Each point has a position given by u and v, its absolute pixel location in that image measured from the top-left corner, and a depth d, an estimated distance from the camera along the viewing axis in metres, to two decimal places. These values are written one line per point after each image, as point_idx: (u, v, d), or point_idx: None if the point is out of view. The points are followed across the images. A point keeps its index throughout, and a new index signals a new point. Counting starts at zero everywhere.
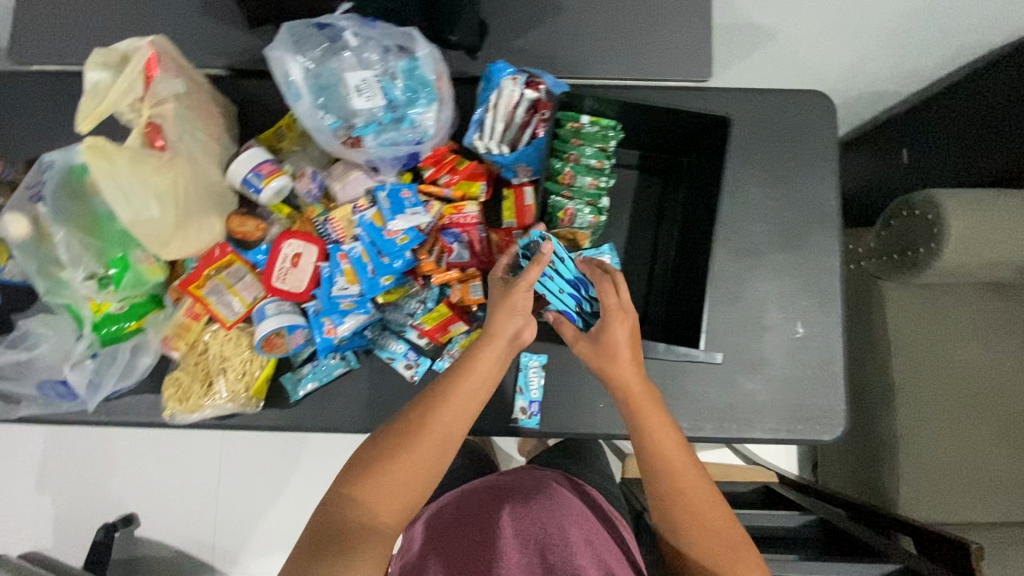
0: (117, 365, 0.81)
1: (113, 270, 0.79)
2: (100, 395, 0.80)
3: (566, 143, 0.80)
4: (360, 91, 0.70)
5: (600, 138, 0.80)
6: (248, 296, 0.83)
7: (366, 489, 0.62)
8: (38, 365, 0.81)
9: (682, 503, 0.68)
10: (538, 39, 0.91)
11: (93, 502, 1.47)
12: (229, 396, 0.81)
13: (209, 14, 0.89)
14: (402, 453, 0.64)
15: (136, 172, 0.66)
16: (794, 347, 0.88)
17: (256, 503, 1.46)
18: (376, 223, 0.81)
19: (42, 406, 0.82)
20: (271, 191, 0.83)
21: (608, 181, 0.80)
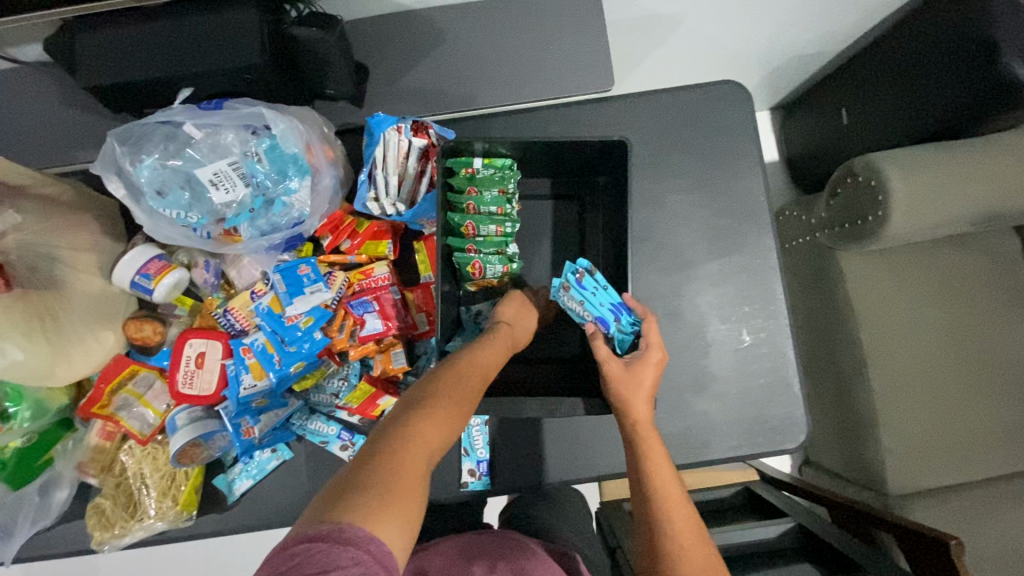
0: (31, 507, 0.76)
1: (8, 406, 0.73)
2: (15, 544, 0.75)
3: (461, 194, 0.74)
4: (217, 185, 0.65)
5: (497, 181, 0.74)
6: (160, 404, 0.79)
7: (426, 429, 0.51)
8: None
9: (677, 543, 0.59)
10: (424, 74, 0.85)
11: None
12: (157, 514, 0.76)
13: (64, 106, 0.82)
14: (449, 399, 0.55)
15: None
16: (742, 357, 0.83)
17: None
18: (274, 309, 0.76)
19: None
20: (165, 288, 0.77)
21: (513, 226, 0.75)
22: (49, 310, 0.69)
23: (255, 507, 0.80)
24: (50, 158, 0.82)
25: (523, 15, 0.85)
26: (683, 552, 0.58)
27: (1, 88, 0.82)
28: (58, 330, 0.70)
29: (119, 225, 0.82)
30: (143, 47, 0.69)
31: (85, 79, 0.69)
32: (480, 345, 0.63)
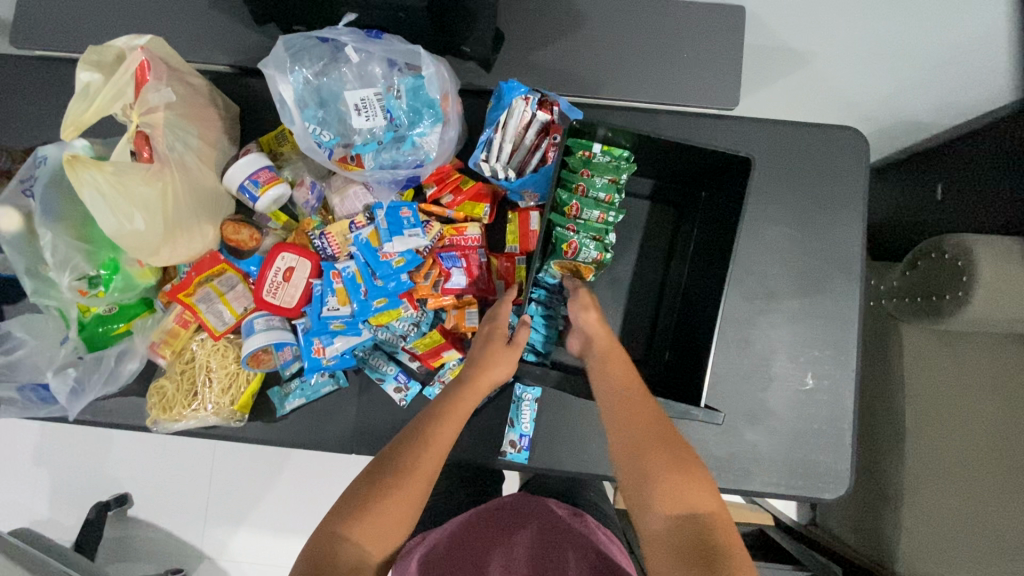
0: (102, 372, 0.78)
1: (103, 271, 0.77)
2: (82, 402, 0.76)
3: (575, 174, 0.76)
4: (359, 111, 0.68)
5: (611, 170, 0.75)
6: (238, 306, 0.81)
7: (360, 529, 0.56)
8: (21, 368, 0.78)
9: (647, 464, 0.60)
10: (557, 54, 0.86)
11: (88, 479, 1.49)
12: (214, 408, 0.79)
13: (216, 8, 0.85)
14: (397, 488, 0.59)
15: (123, 185, 0.67)
16: (801, 399, 0.84)
17: (246, 495, 1.48)
18: (372, 243, 0.77)
19: (23, 411, 0.78)
20: (268, 199, 0.80)
21: (616, 216, 0.76)
22: (172, 191, 0.72)
23: (300, 425, 0.83)
24: (191, 53, 0.85)
25: (665, 17, 0.86)
26: (654, 471, 0.59)
27: None
28: (176, 212, 0.73)
29: (236, 129, 0.85)
30: None
31: None
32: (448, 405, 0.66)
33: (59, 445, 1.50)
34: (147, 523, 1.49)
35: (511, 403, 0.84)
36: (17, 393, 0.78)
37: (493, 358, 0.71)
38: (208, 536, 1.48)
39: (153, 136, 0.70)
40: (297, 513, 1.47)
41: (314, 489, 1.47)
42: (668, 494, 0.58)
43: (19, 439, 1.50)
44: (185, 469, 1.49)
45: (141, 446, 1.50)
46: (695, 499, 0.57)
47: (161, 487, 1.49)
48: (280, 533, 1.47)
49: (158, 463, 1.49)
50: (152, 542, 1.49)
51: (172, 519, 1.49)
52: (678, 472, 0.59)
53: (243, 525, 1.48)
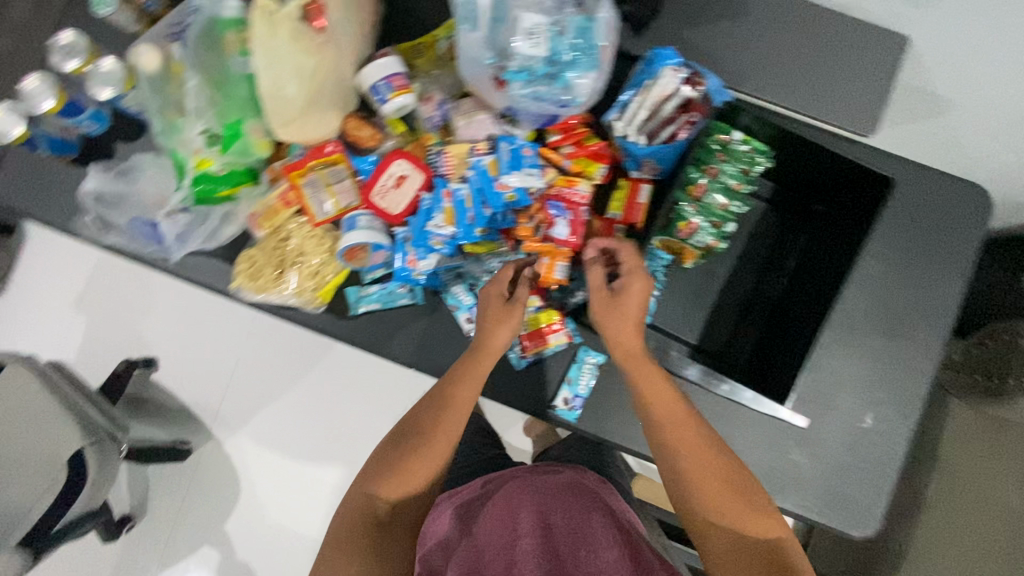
0: (207, 228, 0.81)
1: (226, 132, 0.78)
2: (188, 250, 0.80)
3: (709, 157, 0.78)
4: (528, 36, 0.67)
5: (748, 160, 0.76)
6: (342, 200, 0.82)
7: (388, 487, 0.70)
8: (136, 201, 0.81)
9: (705, 492, 0.67)
10: (708, 39, 0.85)
11: (123, 335, 1.53)
12: (297, 289, 0.81)
13: None
14: (416, 445, 0.71)
15: (290, 45, 0.70)
16: (855, 435, 0.84)
17: (269, 389, 1.54)
18: (490, 171, 0.78)
19: (130, 241, 0.80)
20: (394, 105, 0.81)
21: (740, 206, 0.78)
22: (324, 70, 0.73)
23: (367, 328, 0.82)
24: None
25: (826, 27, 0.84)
26: (714, 498, 0.67)
27: None
28: (319, 90, 0.75)
29: (378, 31, 0.86)
30: None
31: None
32: (461, 369, 0.73)
33: (105, 296, 1.54)
34: (168, 392, 1.54)
35: (573, 362, 0.84)
36: (127, 225, 0.81)
37: (500, 319, 0.73)
38: (222, 418, 1.54)
39: None
40: (315, 410, 1.53)
41: (338, 391, 1.53)
42: (734, 520, 0.66)
43: (69, 281, 1.55)
44: (219, 348, 1.54)
45: (181, 317, 1.54)
46: (761, 527, 0.66)
47: (191, 359, 1.54)
48: (293, 428, 1.53)
49: (193, 338, 1.54)
50: (168, 409, 1.53)
51: (194, 394, 1.54)
52: (746, 507, 0.66)
53: (258, 415, 1.54)
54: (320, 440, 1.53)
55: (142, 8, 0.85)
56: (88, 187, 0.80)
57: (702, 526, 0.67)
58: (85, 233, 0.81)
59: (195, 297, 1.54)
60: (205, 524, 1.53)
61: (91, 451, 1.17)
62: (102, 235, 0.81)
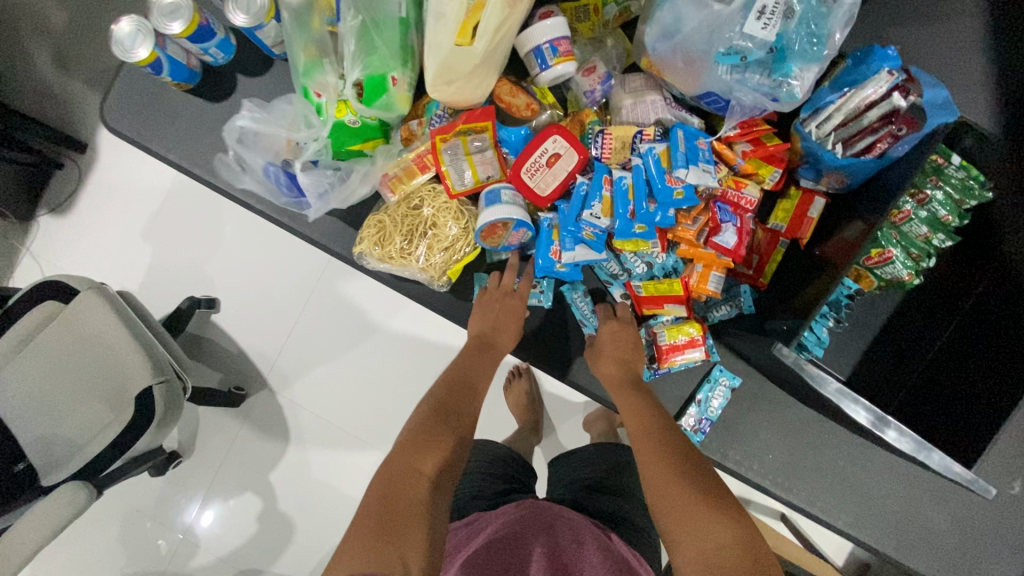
0: (343, 188, 0.75)
1: (374, 82, 0.70)
2: (321, 209, 0.74)
3: (921, 180, 0.69)
4: (759, 13, 0.57)
5: (961, 189, 0.69)
6: (483, 172, 0.74)
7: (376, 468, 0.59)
8: (276, 146, 0.75)
9: (655, 487, 0.54)
10: (925, 35, 0.73)
11: (187, 271, 1.46)
12: (426, 265, 0.75)
13: None
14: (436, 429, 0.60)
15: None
16: (1003, 504, 0.76)
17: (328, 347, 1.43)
18: (661, 162, 0.69)
19: (265, 189, 0.76)
20: (557, 72, 0.73)
21: (942, 242, 0.70)
22: (507, 25, 0.64)
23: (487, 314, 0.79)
24: None
25: None
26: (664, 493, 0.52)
27: None
28: (495, 47, 0.66)
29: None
30: None
31: None
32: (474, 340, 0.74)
33: (171, 227, 1.45)
34: (226, 335, 1.47)
35: (703, 380, 0.77)
36: (262, 169, 0.75)
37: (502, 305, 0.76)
38: (277, 370, 1.45)
39: None
40: (368, 379, 1.42)
41: (392, 365, 1.40)
42: (671, 506, 0.52)
43: (134, 206, 1.45)
44: (281, 301, 1.44)
45: (247, 260, 1.45)
46: (711, 527, 0.49)
47: (252, 307, 1.45)
48: (343, 393, 1.43)
49: (258, 283, 1.44)
50: (225, 354, 1.47)
51: (251, 341, 1.45)
52: (688, 497, 0.51)
53: (313, 373, 1.44)
54: (369, 412, 1.42)
55: None
56: (235, 123, 0.73)
57: (679, 543, 0.50)
58: (231, 173, 0.79)
59: (263, 241, 1.45)
60: (245, 475, 1.45)
61: (159, 390, 1.02)
62: (239, 177, 0.78)
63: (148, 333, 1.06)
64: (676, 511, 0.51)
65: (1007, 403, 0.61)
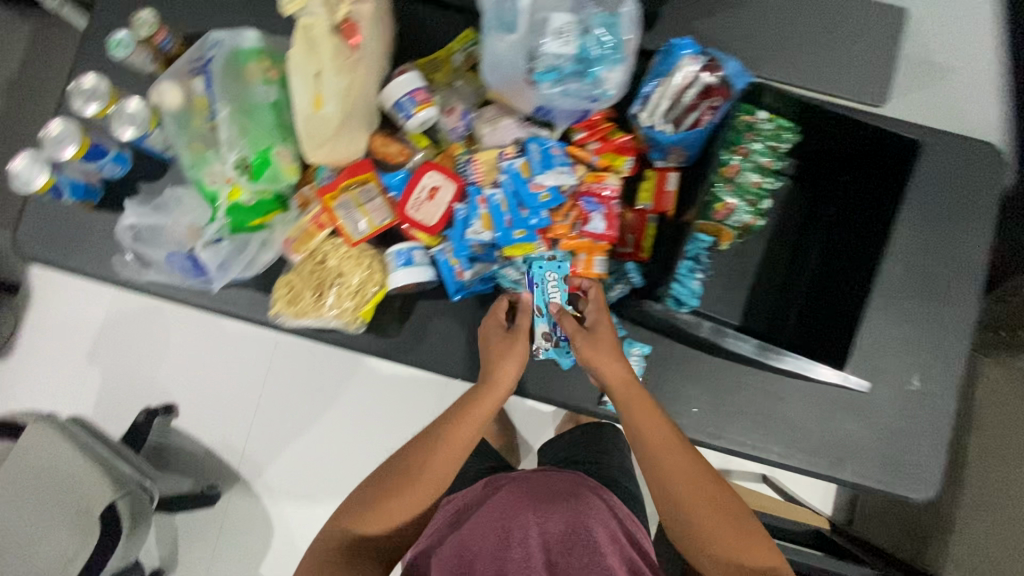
0: (244, 256, 0.81)
1: (255, 160, 0.77)
2: (227, 279, 0.80)
3: (738, 138, 0.79)
4: (554, 36, 0.67)
5: (773, 137, 0.78)
6: (376, 218, 0.82)
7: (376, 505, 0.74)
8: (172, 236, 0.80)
9: (686, 498, 0.72)
10: (715, 25, 0.88)
11: (141, 383, 1.48)
12: (337, 311, 0.80)
13: None
14: (391, 496, 0.74)
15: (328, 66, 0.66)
16: (904, 399, 0.85)
17: (293, 423, 1.45)
18: (522, 173, 0.79)
19: (169, 275, 0.83)
20: (420, 118, 0.82)
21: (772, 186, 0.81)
22: (354, 89, 0.70)
23: (408, 344, 0.86)
24: None
25: (825, 7, 0.89)
26: (704, 527, 0.71)
27: None
28: (350, 110, 0.71)
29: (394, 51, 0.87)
30: None
31: None
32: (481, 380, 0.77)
33: (117, 345, 1.48)
34: (190, 436, 1.47)
35: None
36: (163, 260, 0.82)
37: (506, 349, 0.77)
38: (247, 459, 1.45)
39: (358, 27, 0.66)
40: (341, 445, 1.43)
41: (360, 425, 1.43)
42: (718, 538, 0.70)
43: (81, 333, 1.49)
44: (242, 391, 1.47)
45: (198, 358, 1.48)
46: (739, 546, 0.70)
47: (215, 403, 1.47)
48: (318, 467, 1.43)
49: (213, 378, 1.47)
50: (191, 457, 1.46)
51: (216, 436, 1.46)
52: (722, 525, 0.70)
53: (284, 454, 1.44)
54: (348, 478, 1.43)
55: (158, 49, 0.84)
56: (125, 225, 0.80)
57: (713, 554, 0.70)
58: (133, 270, 0.85)
59: (211, 337, 1.49)
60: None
61: (124, 505, 1.04)
62: (144, 271, 0.84)
63: (105, 450, 1.11)
64: (711, 530, 0.70)
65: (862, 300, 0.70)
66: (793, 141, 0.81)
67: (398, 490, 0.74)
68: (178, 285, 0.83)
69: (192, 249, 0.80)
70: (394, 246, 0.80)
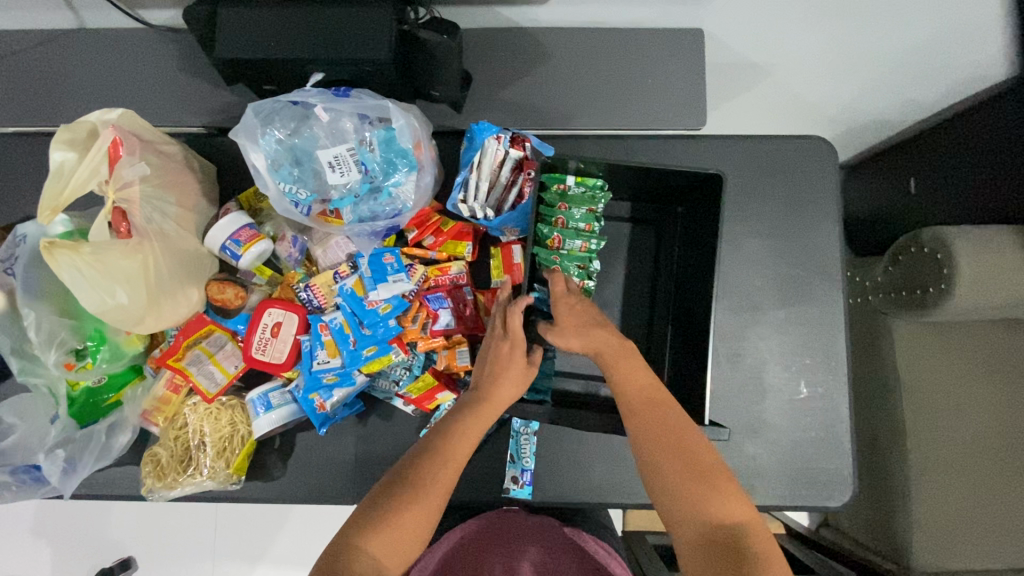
0: (93, 449, 0.77)
1: (90, 343, 0.77)
2: (75, 481, 0.76)
3: (553, 208, 0.79)
4: (333, 168, 0.72)
5: (588, 200, 0.78)
6: (229, 365, 0.81)
7: (377, 539, 0.55)
8: (15, 450, 0.77)
9: (666, 442, 0.62)
10: (525, 88, 0.89)
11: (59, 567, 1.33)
12: (209, 473, 0.78)
13: (196, 75, 0.89)
14: (414, 504, 0.57)
15: (103, 260, 0.66)
16: (797, 409, 0.84)
17: (236, 568, 1.32)
18: (357, 292, 0.79)
19: (16, 491, 0.78)
20: (251, 256, 0.79)
21: (597, 244, 0.79)
22: (153, 263, 0.71)
23: (298, 479, 0.82)
24: (169, 118, 0.89)
25: (626, 43, 0.89)
26: (679, 491, 0.59)
27: (142, 53, 0.89)
28: (157, 283, 0.72)
29: (217, 189, 0.85)
30: (285, 29, 0.72)
31: (222, 51, 0.72)
32: (471, 408, 0.67)
33: (17, 533, 1.33)
34: None
35: (510, 437, 0.83)
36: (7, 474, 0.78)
37: (502, 371, 0.70)
38: None
39: (130, 211, 0.69)
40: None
41: (311, 550, 1.32)
42: (694, 506, 0.58)
43: None
44: (182, 539, 1.33)
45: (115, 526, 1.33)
46: (716, 506, 0.58)
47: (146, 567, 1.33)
48: None
49: (138, 545, 1.33)
50: None
51: None
52: (709, 476, 0.60)
53: None
54: None
55: None
56: None
57: (683, 523, 0.58)
58: None
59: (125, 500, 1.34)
60: None
61: None
62: None
63: None
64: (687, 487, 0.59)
65: (701, 343, 0.75)
66: (607, 199, 0.80)
67: (423, 503, 0.58)
68: (28, 498, 0.78)
69: (36, 457, 0.77)
70: (252, 393, 0.79)
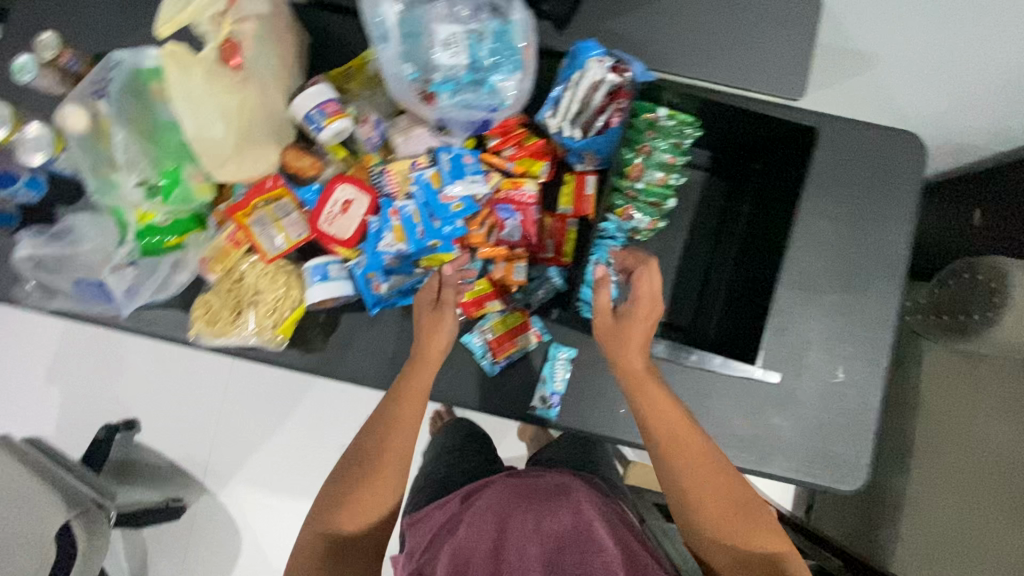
0: (154, 278, 0.80)
1: (164, 181, 0.78)
2: (135, 303, 0.79)
3: (640, 137, 0.81)
4: (445, 46, 0.73)
5: (676, 134, 0.81)
6: (292, 233, 0.81)
7: (344, 517, 0.71)
8: (77, 263, 0.80)
9: (701, 484, 0.70)
10: (633, 22, 0.87)
11: (73, 410, 1.37)
12: (256, 329, 0.79)
13: None
14: (363, 484, 0.72)
15: (211, 86, 0.67)
16: (829, 391, 0.85)
17: (239, 447, 1.36)
18: (433, 184, 0.80)
19: (76, 303, 0.81)
20: (331, 132, 0.78)
21: (677, 179, 0.84)
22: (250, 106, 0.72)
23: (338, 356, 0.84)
24: None
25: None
26: (716, 516, 0.70)
27: None
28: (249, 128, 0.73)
29: (309, 58, 0.85)
30: None
31: None
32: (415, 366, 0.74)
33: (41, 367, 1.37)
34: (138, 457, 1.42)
35: (543, 359, 0.82)
36: (71, 287, 0.81)
37: (430, 326, 0.73)
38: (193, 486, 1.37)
39: (243, 46, 0.69)
40: (291, 468, 1.36)
41: (313, 446, 1.36)
42: (737, 537, 0.70)
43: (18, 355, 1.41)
44: (198, 406, 1.37)
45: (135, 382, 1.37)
46: (754, 538, 0.70)
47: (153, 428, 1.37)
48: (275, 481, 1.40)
49: (150, 405, 1.37)
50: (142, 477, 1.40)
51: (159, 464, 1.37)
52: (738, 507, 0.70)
53: (232, 481, 1.36)
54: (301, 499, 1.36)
55: (65, 69, 0.80)
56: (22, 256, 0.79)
57: (715, 549, 0.70)
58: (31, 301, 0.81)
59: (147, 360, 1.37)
60: None
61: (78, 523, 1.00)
62: (48, 299, 0.81)
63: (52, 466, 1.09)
64: (720, 518, 0.70)
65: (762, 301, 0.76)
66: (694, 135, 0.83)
67: (380, 476, 0.72)
68: (88, 311, 0.80)
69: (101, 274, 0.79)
70: (310, 262, 0.80)
